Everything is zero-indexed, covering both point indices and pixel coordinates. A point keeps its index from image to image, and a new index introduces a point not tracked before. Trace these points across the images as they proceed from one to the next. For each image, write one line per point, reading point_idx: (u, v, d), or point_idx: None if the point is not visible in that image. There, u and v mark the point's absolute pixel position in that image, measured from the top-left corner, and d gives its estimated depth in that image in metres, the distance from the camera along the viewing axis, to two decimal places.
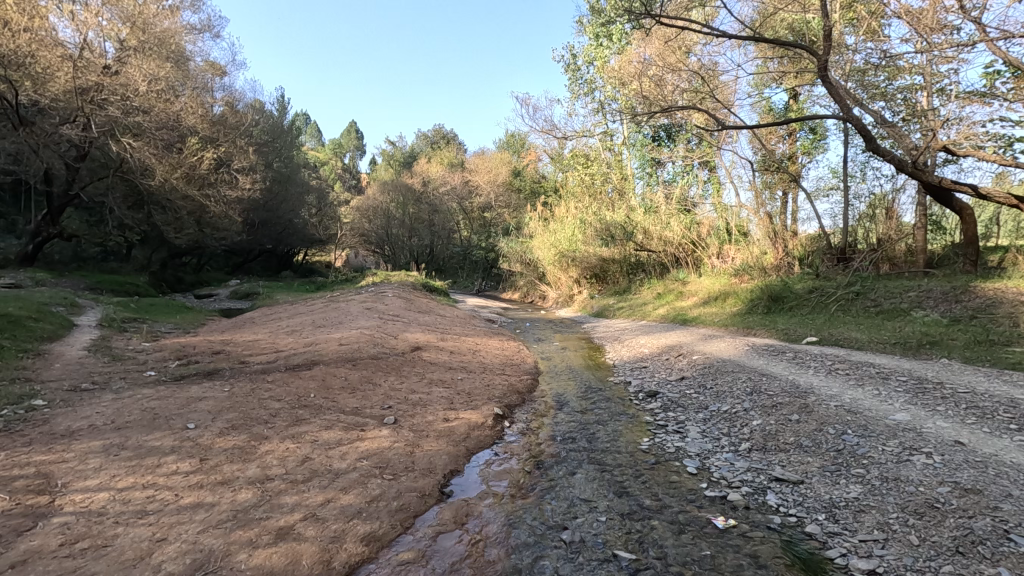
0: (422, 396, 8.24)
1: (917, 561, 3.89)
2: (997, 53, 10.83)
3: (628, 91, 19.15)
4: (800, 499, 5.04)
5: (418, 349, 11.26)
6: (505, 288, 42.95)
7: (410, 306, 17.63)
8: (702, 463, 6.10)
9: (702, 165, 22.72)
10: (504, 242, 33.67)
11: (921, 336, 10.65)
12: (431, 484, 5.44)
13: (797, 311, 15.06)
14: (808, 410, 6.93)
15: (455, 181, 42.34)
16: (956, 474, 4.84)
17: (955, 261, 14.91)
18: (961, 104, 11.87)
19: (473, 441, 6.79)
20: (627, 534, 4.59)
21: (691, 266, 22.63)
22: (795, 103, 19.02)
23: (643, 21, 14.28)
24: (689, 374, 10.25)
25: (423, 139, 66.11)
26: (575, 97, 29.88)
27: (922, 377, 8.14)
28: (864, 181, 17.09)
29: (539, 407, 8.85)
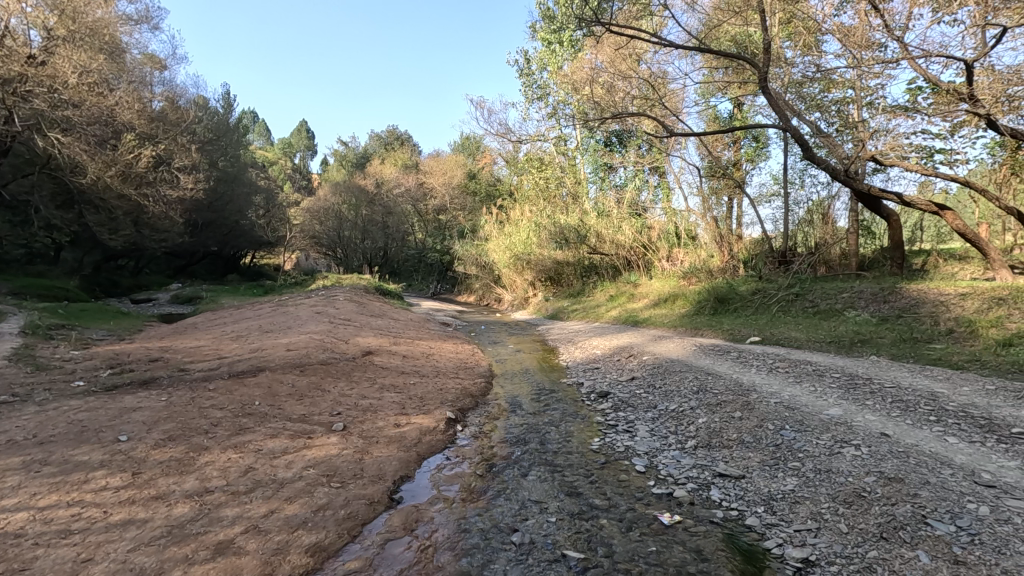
0: (373, 402, 8.10)
1: (845, 548, 4.13)
2: (918, 71, 11.66)
3: (581, 96, 19.46)
4: (741, 493, 5.24)
5: (370, 354, 11.08)
6: (460, 291, 42.75)
7: (362, 310, 17.28)
8: (650, 462, 6.26)
9: (653, 170, 23.35)
10: (459, 245, 33.55)
11: (853, 335, 11.29)
12: (379, 491, 5.35)
13: (741, 312, 15.68)
14: (749, 407, 7.21)
15: (409, 183, 42.85)
16: (881, 464, 5.14)
17: (884, 264, 15.96)
18: (888, 117, 12.66)
19: (424, 447, 6.73)
20: (576, 534, 4.65)
21: (642, 268, 23.19)
22: (739, 112, 19.87)
23: (594, 29, 14.53)
24: (639, 374, 10.51)
25: (376, 139, 65.16)
26: (529, 101, 30.18)
27: (853, 373, 8.62)
28: (802, 188, 18.01)
29: (492, 410, 8.87)
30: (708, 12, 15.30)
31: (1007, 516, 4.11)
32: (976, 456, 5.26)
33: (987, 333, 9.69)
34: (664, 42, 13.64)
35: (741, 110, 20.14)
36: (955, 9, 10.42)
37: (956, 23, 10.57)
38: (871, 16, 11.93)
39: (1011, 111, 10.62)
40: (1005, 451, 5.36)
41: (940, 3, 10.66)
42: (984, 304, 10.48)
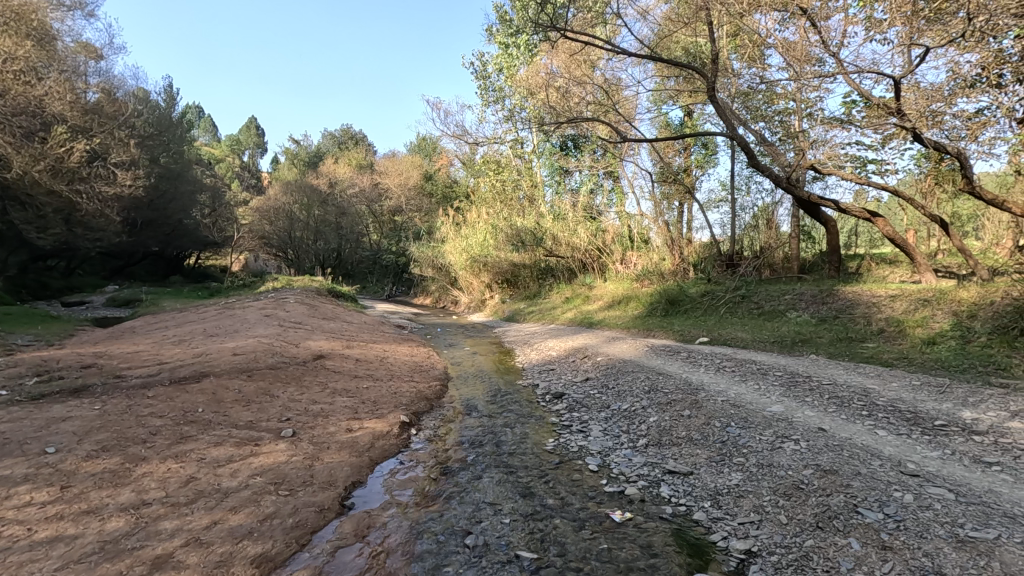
0: (324, 407, 7.91)
1: (785, 538, 4.33)
2: (852, 85, 12.35)
3: (537, 100, 19.66)
4: (689, 489, 5.41)
5: (322, 357, 10.80)
6: (416, 293, 42.29)
7: (315, 312, 16.84)
8: (603, 461, 6.37)
9: (607, 175, 23.79)
10: (415, 246, 33.20)
11: (794, 335, 11.83)
12: (330, 497, 5.23)
13: (691, 313, 16.18)
14: (697, 405, 7.45)
15: (364, 183, 43.05)
16: (818, 457, 5.42)
17: (822, 268, 16.82)
18: (826, 128, 13.34)
19: (377, 451, 6.62)
20: (530, 534, 4.68)
21: (597, 270, 23.56)
22: (689, 120, 20.52)
23: (550, 35, 14.67)
24: (593, 374, 10.70)
25: (330, 138, 63.74)
26: (485, 104, 30.26)
27: (794, 371, 9.05)
28: (748, 194, 18.77)
29: (447, 413, 8.82)
30: (661, 22, 15.73)
31: (929, 503, 4.40)
32: (903, 447, 5.63)
33: (914, 333, 10.35)
34: (618, 50, 13.94)
35: (692, 118, 20.80)
36: (885, 28, 11.10)
37: (885, 42, 11.24)
38: (811, 33, 12.57)
39: (935, 125, 11.32)
40: (928, 442, 5.75)
41: (871, 22, 11.35)
42: (911, 305, 11.21)
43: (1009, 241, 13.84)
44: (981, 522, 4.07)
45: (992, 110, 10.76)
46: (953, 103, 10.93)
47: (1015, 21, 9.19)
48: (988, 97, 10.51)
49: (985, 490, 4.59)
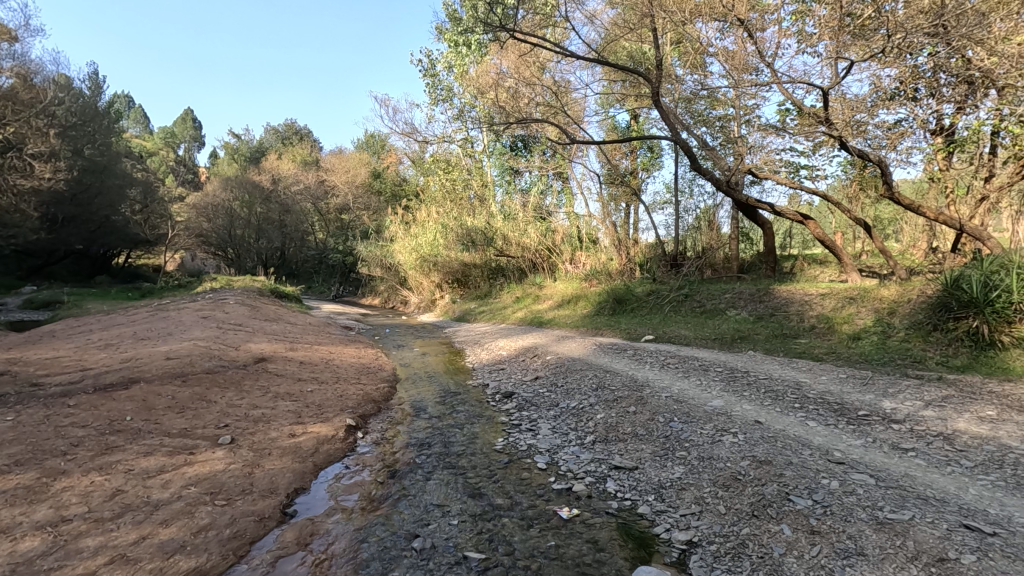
0: (266, 412, 7.61)
1: (723, 528, 4.51)
2: (786, 94, 13.02)
3: (486, 100, 19.74)
4: (634, 484, 5.55)
5: (263, 361, 10.39)
6: (364, 293, 41.37)
7: (256, 314, 16.21)
8: (552, 459, 6.44)
9: (556, 176, 23.99)
10: (362, 245, 32.47)
11: (733, 332, 12.35)
12: (271, 506, 5.05)
13: (637, 311, 16.61)
14: (643, 402, 7.65)
15: (309, 180, 41.90)
16: (754, 448, 5.67)
17: (759, 268, 17.65)
18: (762, 135, 14.00)
19: (321, 456, 6.43)
20: (478, 535, 4.68)
21: (547, 270, 23.80)
22: (635, 124, 21.08)
23: (499, 35, 14.65)
24: (543, 373, 10.78)
25: (273, 133, 61.52)
26: (434, 102, 30.03)
27: (733, 367, 9.44)
28: (691, 197, 19.45)
29: (395, 415, 8.68)
30: (608, 26, 15.97)
31: (852, 488, 4.69)
32: (830, 437, 5.97)
33: (841, 329, 11.04)
34: (567, 53, 14.13)
35: (637, 121, 21.33)
36: (814, 42, 11.74)
37: (815, 55, 11.91)
38: (748, 43, 13.17)
39: (860, 134, 12.07)
40: (853, 431, 6.13)
41: (803, 36, 11.97)
42: (838, 303, 11.97)
43: (924, 243, 15.04)
44: (897, 504, 4.37)
45: (909, 122, 11.64)
46: (875, 113, 11.78)
47: (928, 39, 10.26)
48: (906, 109, 11.44)
49: (902, 474, 4.93)
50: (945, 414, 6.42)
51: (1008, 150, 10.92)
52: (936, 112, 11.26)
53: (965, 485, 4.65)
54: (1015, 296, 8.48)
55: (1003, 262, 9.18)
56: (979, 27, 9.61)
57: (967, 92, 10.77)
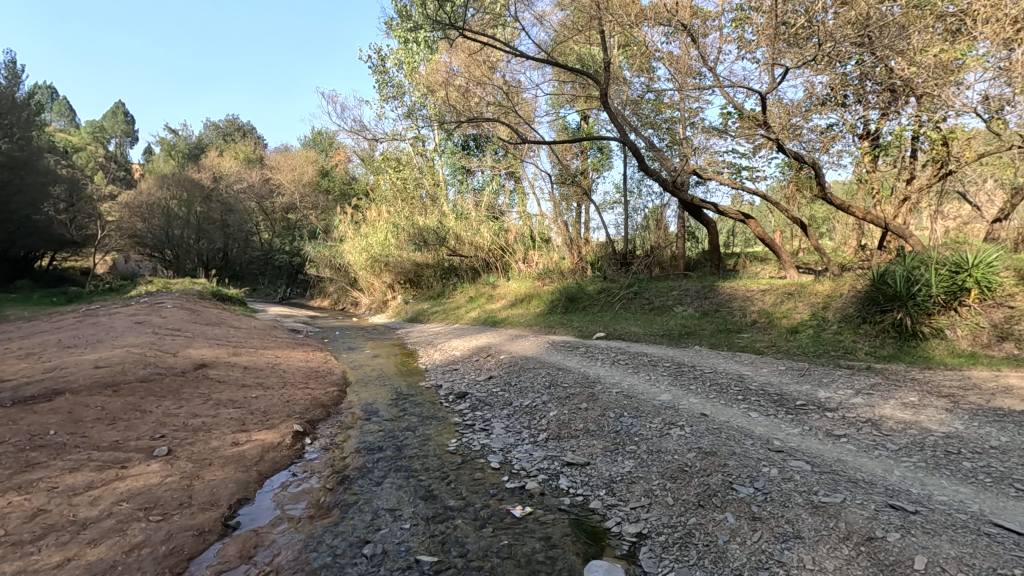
0: (206, 420, 7.26)
1: (671, 519, 4.64)
2: (728, 98, 13.52)
3: (437, 98, 19.44)
4: (586, 479, 5.64)
5: (203, 367, 9.92)
6: (313, 294, 40.14)
7: (196, 318, 15.42)
8: (505, 457, 6.45)
9: (508, 176, 24.03)
10: (310, 246, 31.51)
11: (681, 328, 12.73)
12: (211, 519, 4.82)
13: (589, 309, 16.86)
14: (594, 398, 7.77)
15: (252, 178, 40.27)
16: (700, 440, 5.85)
17: (704, 266, 18.30)
18: (706, 136, 14.49)
19: (267, 464, 6.20)
20: (430, 538, 4.62)
21: (500, 270, 23.84)
22: (586, 124, 21.41)
23: (449, 34, 14.50)
24: (496, 373, 10.78)
25: (213, 128, 58.84)
26: (384, 100, 29.48)
27: (681, 362, 9.74)
28: (640, 197, 19.90)
29: (345, 419, 8.47)
30: (557, 28, 16.07)
31: (790, 475, 4.91)
32: (770, 426, 6.25)
33: (780, 323, 11.57)
34: (517, 53, 14.11)
35: (588, 122, 21.65)
36: (753, 48, 12.21)
37: (754, 60, 12.40)
38: (691, 48, 13.57)
39: (796, 137, 12.67)
40: (792, 420, 6.44)
41: (742, 42, 12.45)
42: (778, 299, 12.54)
43: (854, 241, 15.99)
44: (831, 488, 4.61)
45: (840, 127, 12.32)
46: (809, 118, 12.42)
47: (856, 48, 10.91)
48: (836, 114, 12.06)
49: (835, 460, 5.21)
50: (873, 401, 6.84)
51: (928, 154, 11.74)
52: (864, 117, 11.95)
53: (891, 468, 4.96)
54: (934, 290, 9.20)
55: (923, 258, 9.83)
56: (900, 39, 10.42)
57: (890, 100, 11.45)
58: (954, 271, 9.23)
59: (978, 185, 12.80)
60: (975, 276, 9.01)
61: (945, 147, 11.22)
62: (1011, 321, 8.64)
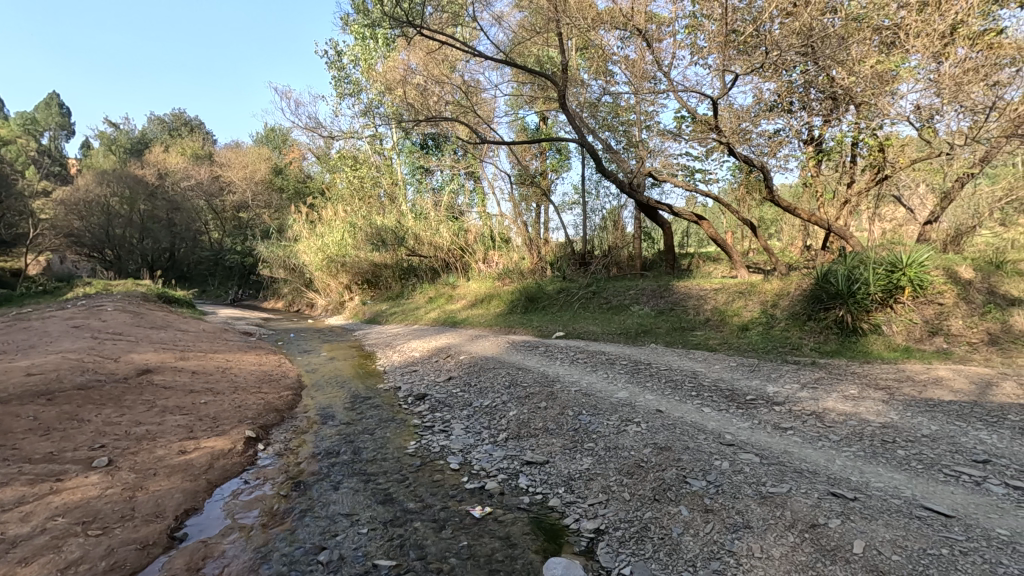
0: (151, 428, 6.94)
1: (628, 514, 4.74)
2: (682, 103, 13.89)
3: (394, 97, 19.18)
4: (545, 477, 5.69)
5: (147, 372, 9.46)
6: (266, 296, 38.88)
7: (140, 321, 14.70)
8: (464, 458, 6.44)
9: (468, 175, 23.97)
10: (263, 246, 30.52)
11: (638, 327, 13.00)
12: (155, 531, 4.60)
13: (548, 309, 17.00)
14: (553, 397, 7.84)
15: (201, 175, 38.70)
16: (656, 436, 5.99)
17: (660, 266, 18.76)
18: (661, 139, 14.85)
19: (217, 472, 5.98)
20: (388, 542, 4.56)
21: (460, 270, 23.73)
22: (545, 126, 21.58)
23: (407, 32, 14.32)
24: (456, 373, 10.73)
25: (158, 123, 56.29)
26: (340, 96, 28.86)
27: (637, 359, 9.95)
28: (598, 198, 20.20)
29: (300, 424, 8.25)
30: (515, 29, 16.12)
31: (740, 467, 5.09)
32: (722, 421, 6.46)
33: (732, 321, 11.97)
34: (475, 54, 14.07)
35: (546, 123, 21.83)
36: (705, 55, 12.58)
37: (706, 66, 12.76)
38: (647, 52, 13.84)
39: (745, 142, 13.13)
40: (742, 415, 6.68)
41: (695, 49, 12.80)
42: (730, 297, 12.97)
43: (800, 242, 16.75)
44: (777, 478, 4.81)
45: (786, 132, 12.85)
46: (757, 123, 12.88)
47: (800, 57, 11.37)
48: (783, 120, 12.58)
49: (781, 451, 5.44)
50: (817, 394, 7.17)
51: (866, 159, 12.38)
52: (808, 124, 12.51)
53: (833, 457, 5.21)
54: (873, 289, 9.74)
55: (862, 258, 10.37)
56: (840, 49, 10.98)
57: (832, 108, 12.03)
58: (890, 271, 9.79)
59: (912, 190, 13.61)
60: (908, 275, 9.63)
61: (882, 152, 11.83)
62: (942, 317, 9.40)
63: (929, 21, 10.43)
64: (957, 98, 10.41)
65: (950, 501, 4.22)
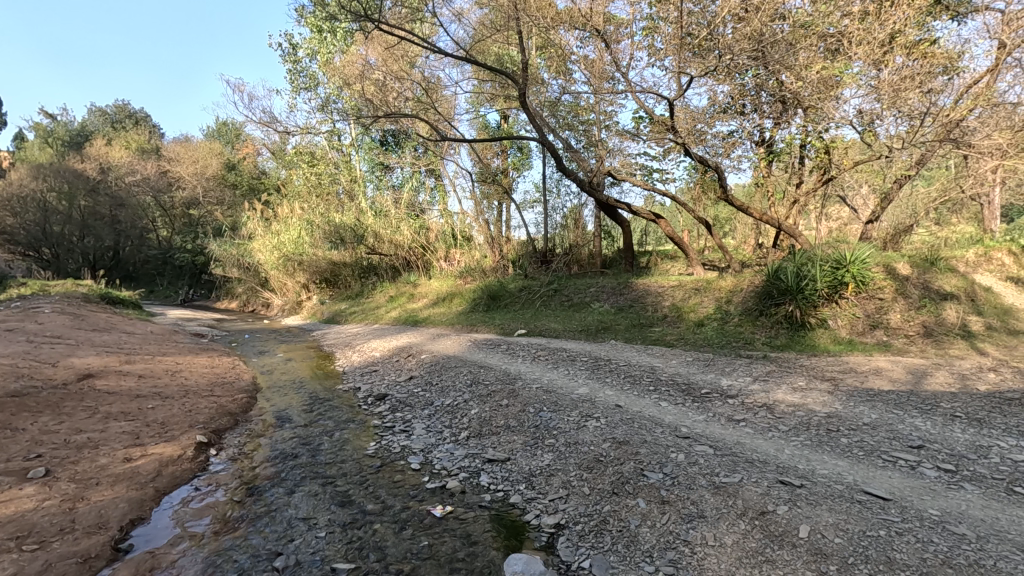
0: (93, 436, 6.60)
1: (587, 508, 4.81)
2: (639, 103, 14.16)
3: (352, 91, 18.81)
4: (506, 474, 5.72)
5: (89, 377, 8.98)
6: (218, 296, 37.51)
7: (80, 323, 13.96)
8: (425, 458, 6.39)
9: (429, 173, 23.82)
10: (215, 244, 29.44)
11: (598, 324, 13.19)
12: (98, 543, 4.38)
13: (510, 307, 17.04)
14: (514, 394, 7.87)
15: (147, 170, 37.02)
16: (614, 431, 6.10)
17: (620, 263, 19.10)
18: (620, 139, 15.10)
19: (165, 480, 5.74)
20: (347, 545, 4.48)
21: (421, 268, 23.51)
22: (506, 124, 21.63)
23: (365, 27, 14.05)
24: (417, 372, 10.64)
25: (99, 115, 53.58)
26: (296, 91, 28.10)
27: (597, 356, 10.11)
28: (559, 196, 20.36)
29: (255, 427, 8.01)
30: (475, 26, 16.07)
31: (695, 459, 5.24)
32: (678, 415, 6.63)
33: (688, 317, 12.30)
34: (436, 49, 13.93)
35: (507, 121, 21.88)
36: (662, 57, 12.88)
37: (663, 68, 13.04)
38: (605, 53, 14.04)
39: (700, 142, 13.49)
40: (697, 408, 6.88)
41: (652, 50, 13.07)
42: (687, 294, 13.31)
43: (753, 240, 17.39)
44: (730, 469, 4.97)
45: (739, 134, 13.24)
46: (712, 124, 13.25)
47: (751, 61, 11.76)
48: (736, 122, 12.97)
49: (734, 443, 5.62)
50: (768, 387, 7.45)
51: (813, 161, 12.90)
52: (760, 126, 12.95)
53: (782, 447, 5.43)
54: (820, 285, 10.18)
55: (810, 255, 10.82)
56: (789, 55, 11.40)
57: (781, 111, 12.48)
58: (835, 267, 10.27)
59: (855, 191, 14.31)
60: (852, 271, 10.12)
61: (828, 155, 12.35)
62: (882, 312, 9.96)
63: (870, 30, 11.00)
64: (895, 104, 10.93)
65: (887, 485, 4.47)
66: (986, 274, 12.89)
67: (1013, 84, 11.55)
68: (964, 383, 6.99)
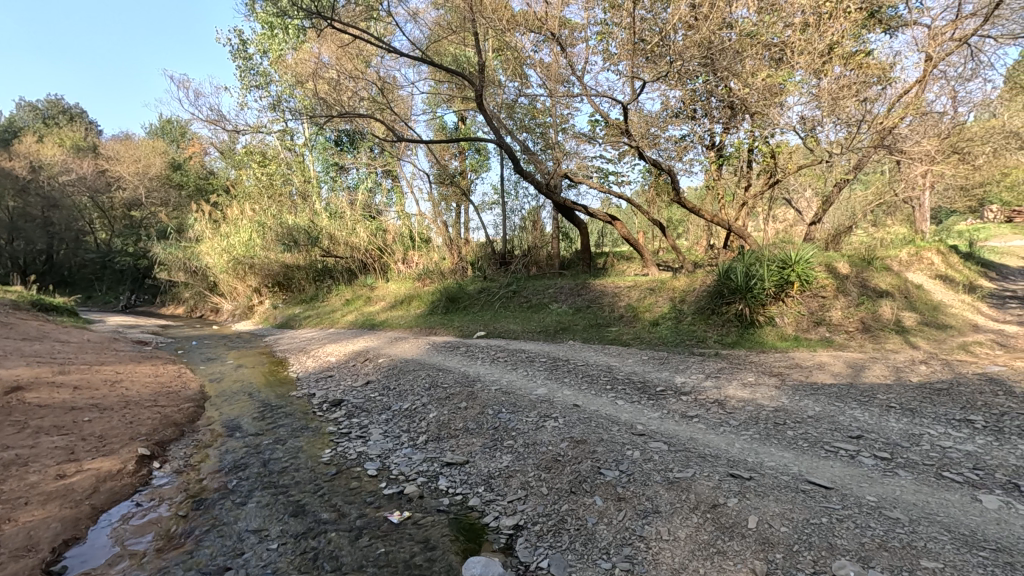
0: (23, 452, 6.17)
1: (546, 507, 4.84)
2: (595, 106, 14.33)
3: (305, 90, 18.30)
4: (465, 477, 5.68)
5: (18, 390, 8.41)
6: (163, 301, 35.84)
7: (8, 332, 13.04)
8: (383, 463, 6.27)
9: (385, 174, 23.50)
10: (159, 246, 28.13)
11: (556, 325, 13.30)
12: (27, 567, 4.10)
13: (469, 309, 16.97)
14: (473, 397, 7.83)
15: (84, 169, 35.01)
16: (572, 430, 6.15)
17: (577, 264, 19.33)
18: (576, 141, 15.27)
19: (103, 497, 5.43)
20: (301, 556, 4.36)
21: (378, 271, 23.11)
22: (463, 126, 21.56)
23: (319, 25, 13.70)
24: (374, 377, 10.45)
25: (30, 110, 50.50)
26: (246, 88, 27.12)
27: (556, 356, 10.19)
28: (517, 198, 20.43)
29: (203, 437, 7.68)
30: (430, 26, 15.92)
31: (650, 456, 5.35)
32: (634, 412, 6.76)
33: (644, 317, 12.57)
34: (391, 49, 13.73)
35: (464, 123, 21.80)
36: (616, 62, 13.10)
37: (617, 72, 13.26)
38: (561, 56, 14.18)
39: (654, 146, 13.78)
40: (653, 405, 7.02)
41: (606, 55, 13.27)
42: (642, 294, 13.59)
43: (705, 241, 17.94)
44: (683, 464, 5.10)
45: (691, 138, 13.62)
46: (665, 128, 13.55)
47: (700, 67, 12.09)
48: (688, 126, 13.33)
49: (687, 438, 5.77)
50: (719, 383, 7.69)
51: (760, 165, 13.40)
52: (710, 131, 13.34)
53: (732, 441, 5.60)
54: (768, 284, 10.58)
55: (757, 255, 11.24)
56: (735, 61, 11.79)
57: (730, 116, 12.90)
58: (781, 267, 10.72)
59: (800, 194, 14.96)
60: (797, 270, 10.58)
61: (773, 158, 12.83)
62: (824, 309, 10.44)
63: (811, 41, 11.48)
64: (835, 111, 11.48)
65: (829, 474, 4.68)
66: (918, 272, 13.74)
67: (939, 94, 12.35)
68: (898, 375, 7.41)
